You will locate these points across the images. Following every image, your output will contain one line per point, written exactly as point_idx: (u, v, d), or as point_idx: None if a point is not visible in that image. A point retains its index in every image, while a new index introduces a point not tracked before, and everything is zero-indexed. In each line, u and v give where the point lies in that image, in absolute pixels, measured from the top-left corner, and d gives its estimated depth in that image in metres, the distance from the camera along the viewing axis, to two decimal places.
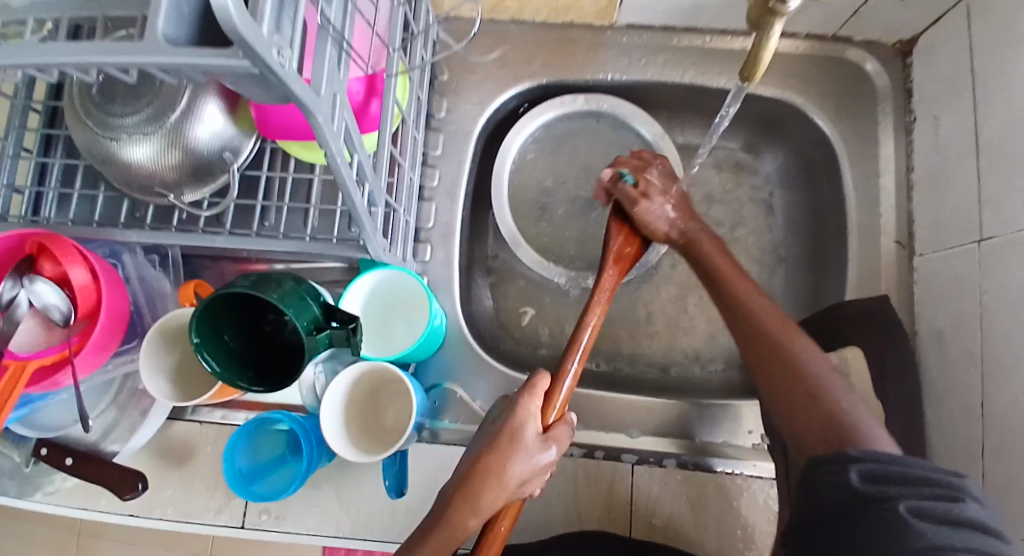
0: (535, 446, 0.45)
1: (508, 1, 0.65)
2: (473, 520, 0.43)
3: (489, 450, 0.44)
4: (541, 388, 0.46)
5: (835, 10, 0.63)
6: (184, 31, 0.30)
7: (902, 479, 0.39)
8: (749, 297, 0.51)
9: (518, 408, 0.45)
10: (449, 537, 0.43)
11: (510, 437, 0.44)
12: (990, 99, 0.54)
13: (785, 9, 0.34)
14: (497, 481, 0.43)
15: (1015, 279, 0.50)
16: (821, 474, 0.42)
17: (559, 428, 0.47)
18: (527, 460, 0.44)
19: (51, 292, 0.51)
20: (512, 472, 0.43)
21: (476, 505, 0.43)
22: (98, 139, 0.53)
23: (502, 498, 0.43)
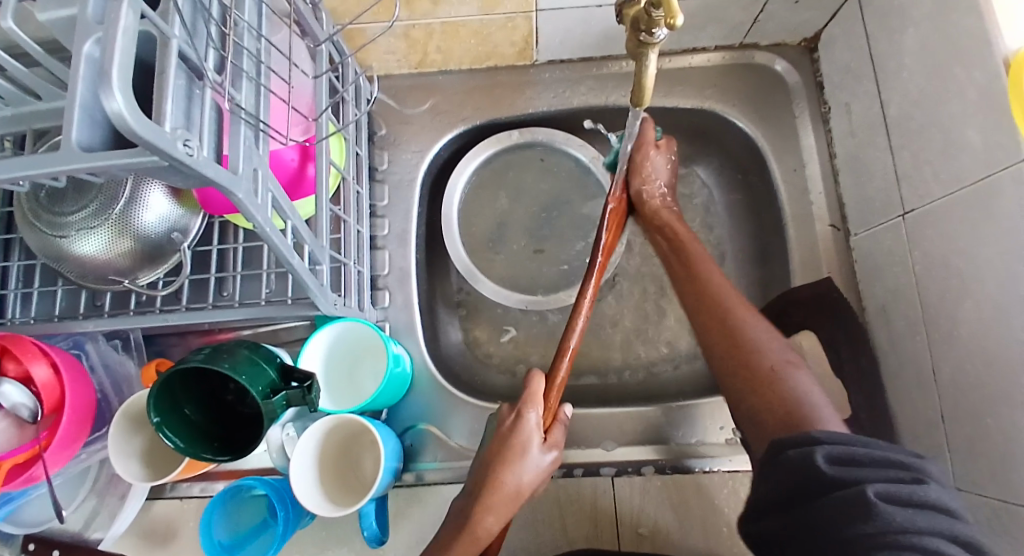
0: (539, 454, 0.51)
1: (432, 54, 0.69)
2: (494, 524, 0.49)
3: (498, 463, 0.50)
4: (538, 395, 0.52)
5: (736, 22, 0.66)
6: (99, 136, 0.32)
7: (864, 460, 0.41)
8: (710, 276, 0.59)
9: (523, 422, 0.51)
10: (473, 544, 0.48)
11: (518, 450, 0.50)
12: (890, 83, 0.58)
13: (656, 40, 0.37)
14: (511, 489, 0.49)
15: (940, 248, 0.52)
16: (785, 456, 0.44)
17: (555, 432, 0.53)
18: (532, 469, 0.50)
19: (18, 391, 0.52)
20: (521, 481, 0.50)
21: (495, 512, 0.49)
22: (49, 238, 0.55)
23: (513, 504, 0.49)
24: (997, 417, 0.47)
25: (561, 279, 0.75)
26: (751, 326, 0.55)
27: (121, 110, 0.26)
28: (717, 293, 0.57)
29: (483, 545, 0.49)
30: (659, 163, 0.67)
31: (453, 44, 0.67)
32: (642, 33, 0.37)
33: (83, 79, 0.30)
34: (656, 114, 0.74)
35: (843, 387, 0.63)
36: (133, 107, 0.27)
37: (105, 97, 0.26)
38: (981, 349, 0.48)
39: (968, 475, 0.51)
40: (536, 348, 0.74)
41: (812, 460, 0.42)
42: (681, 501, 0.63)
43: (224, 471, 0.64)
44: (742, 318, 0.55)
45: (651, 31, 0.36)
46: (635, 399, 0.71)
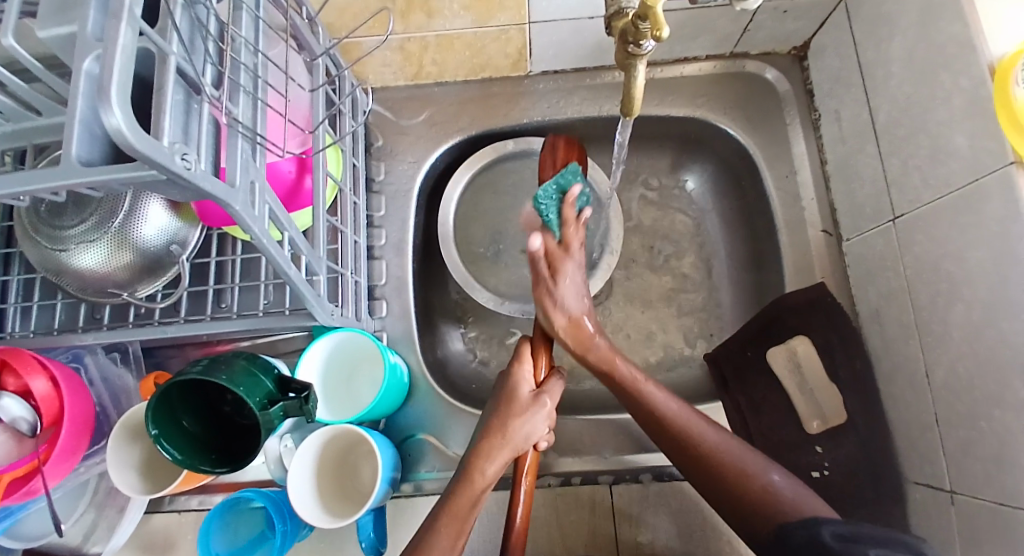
0: (530, 403, 0.54)
1: (427, 67, 0.69)
2: (490, 469, 0.50)
3: (497, 414, 0.53)
4: (526, 354, 0.58)
5: (726, 32, 0.67)
6: (98, 151, 0.33)
7: (868, 538, 0.40)
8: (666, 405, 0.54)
9: (510, 377, 0.56)
10: (472, 489, 0.49)
11: (508, 400, 0.54)
12: (879, 89, 0.59)
13: (644, 51, 0.38)
14: (505, 434, 0.51)
15: (931, 251, 0.53)
16: (792, 539, 0.44)
17: (550, 383, 0.56)
18: (527, 416, 0.53)
19: (16, 404, 0.52)
20: (513, 426, 0.52)
21: (490, 457, 0.51)
22: (49, 253, 0.55)
23: (508, 449, 0.51)
24: (991, 419, 0.48)
25: None
26: (705, 430, 0.52)
27: (120, 126, 0.27)
28: (663, 403, 0.54)
29: (484, 493, 0.50)
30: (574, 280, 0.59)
31: (449, 56, 0.68)
32: (630, 45, 0.38)
33: (83, 96, 0.31)
34: (649, 122, 0.75)
35: (839, 390, 0.63)
36: (132, 123, 0.28)
37: (104, 112, 0.27)
38: (974, 351, 0.49)
39: (964, 478, 0.51)
40: None
41: (818, 537, 0.42)
42: (678, 508, 0.63)
43: (222, 482, 0.64)
44: (696, 426, 0.52)
45: (639, 43, 0.37)
46: None
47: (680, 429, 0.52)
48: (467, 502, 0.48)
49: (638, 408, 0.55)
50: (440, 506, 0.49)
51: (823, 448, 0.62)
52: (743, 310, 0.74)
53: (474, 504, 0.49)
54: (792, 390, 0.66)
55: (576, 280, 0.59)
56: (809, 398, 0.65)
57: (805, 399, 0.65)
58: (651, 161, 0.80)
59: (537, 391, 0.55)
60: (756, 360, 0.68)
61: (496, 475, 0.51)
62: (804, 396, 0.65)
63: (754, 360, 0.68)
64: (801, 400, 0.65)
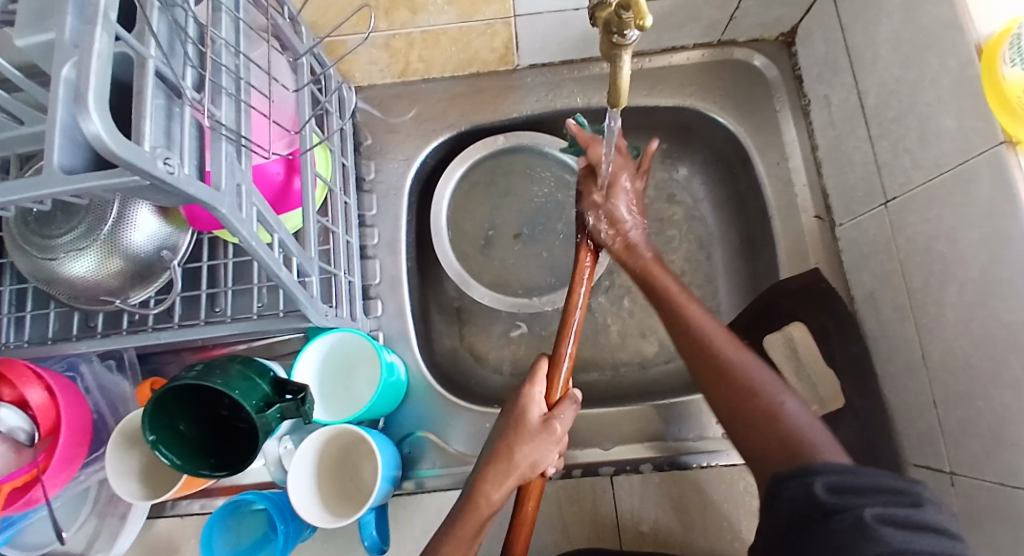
0: (538, 427, 0.51)
1: (414, 64, 0.69)
2: (496, 497, 0.49)
3: (504, 438, 0.51)
4: (540, 372, 0.54)
5: (713, 20, 0.67)
6: (82, 158, 0.33)
7: (863, 487, 0.39)
8: (697, 321, 0.54)
9: (521, 396, 0.53)
10: (475, 517, 0.49)
11: (515, 424, 0.51)
12: (867, 72, 0.58)
13: (629, 41, 0.38)
14: (509, 461, 0.50)
15: (924, 234, 0.53)
16: (784, 490, 0.42)
17: (562, 406, 0.53)
18: (534, 443, 0.50)
19: (13, 415, 0.52)
20: (519, 452, 0.50)
21: (494, 485, 0.49)
22: (39, 262, 0.55)
23: (514, 478, 0.49)
24: (987, 398, 0.48)
25: (552, 279, 0.76)
26: (733, 351, 0.51)
27: (99, 131, 0.27)
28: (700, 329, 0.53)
29: (489, 517, 0.50)
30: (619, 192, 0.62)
31: (435, 52, 0.67)
32: (615, 35, 0.38)
33: (63, 103, 0.31)
34: (638, 113, 0.74)
35: (835, 375, 0.63)
36: (111, 129, 0.27)
37: (83, 118, 0.27)
38: (968, 331, 0.49)
39: (963, 458, 0.51)
40: (529, 351, 0.75)
41: (810, 489, 0.40)
42: (680, 497, 0.63)
43: (224, 486, 0.64)
44: (721, 346, 0.52)
45: (624, 33, 0.37)
46: (630, 396, 0.72)
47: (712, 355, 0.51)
48: (470, 530, 0.49)
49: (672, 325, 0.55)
50: (446, 531, 0.49)
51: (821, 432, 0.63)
52: (739, 298, 0.74)
53: (477, 530, 0.49)
54: (789, 376, 0.66)
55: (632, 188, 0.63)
56: (806, 383, 0.65)
57: (802, 383, 0.65)
58: (643, 152, 0.80)
59: (548, 414, 0.52)
60: (752, 348, 0.68)
61: (500, 502, 0.50)
62: (801, 382, 0.66)
63: (751, 348, 0.68)
64: (798, 385, 0.66)
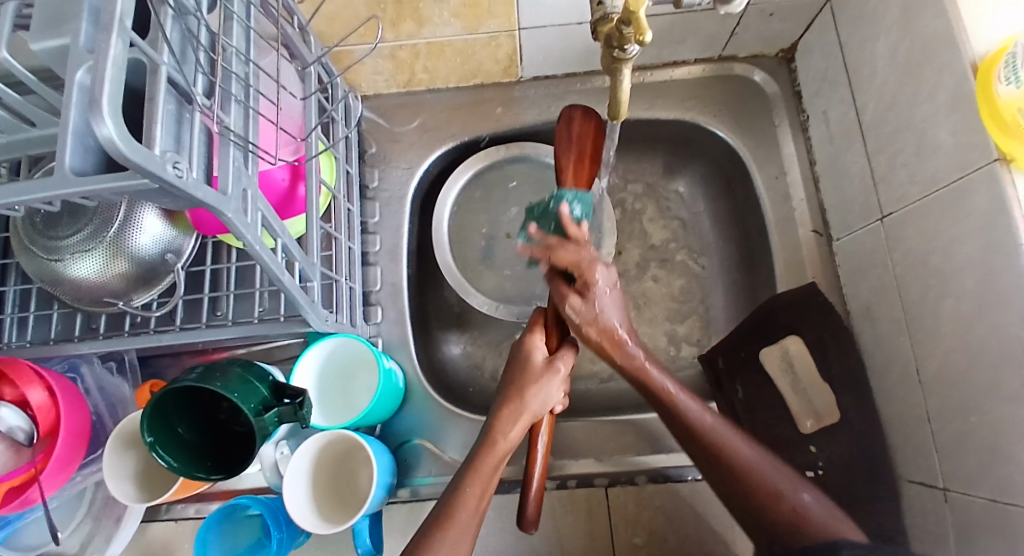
0: (543, 369, 0.54)
1: (419, 75, 0.70)
2: (513, 432, 0.51)
3: (513, 381, 0.54)
4: (539, 323, 0.58)
5: (714, 35, 0.68)
6: (92, 161, 0.34)
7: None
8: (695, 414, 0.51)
9: (523, 344, 0.56)
10: (495, 451, 0.50)
11: (521, 367, 0.55)
12: (864, 89, 0.59)
13: (629, 56, 0.39)
14: (521, 400, 0.52)
15: (920, 249, 0.54)
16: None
17: (564, 348, 0.56)
18: (541, 383, 0.53)
19: (12, 414, 0.53)
20: (529, 392, 0.53)
21: (507, 422, 0.51)
22: (45, 263, 0.56)
23: (528, 414, 0.52)
24: (982, 411, 0.48)
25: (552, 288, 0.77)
26: (738, 446, 0.50)
27: (112, 135, 0.27)
28: (701, 418, 0.51)
29: (505, 456, 0.51)
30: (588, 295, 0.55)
31: (440, 63, 0.68)
32: (615, 49, 0.39)
33: (76, 107, 0.32)
34: (639, 125, 0.75)
35: (831, 389, 0.63)
36: (124, 133, 0.28)
37: (97, 123, 0.27)
38: (964, 345, 0.49)
39: (958, 473, 0.51)
40: None
41: None
42: (675, 510, 0.63)
43: (220, 490, 0.64)
44: (728, 440, 0.50)
45: (623, 48, 0.38)
46: (628, 407, 0.72)
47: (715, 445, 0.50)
48: (492, 463, 0.49)
49: (668, 416, 0.53)
50: (466, 468, 0.50)
51: (817, 447, 0.63)
52: (737, 310, 0.75)
53: (498, 464, 0.50)
54: (786, 390, 0.67)
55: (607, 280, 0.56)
56: (802, 397, 0.65)
57: (798, 397, 0.66)
58: (643, 165, 0.80)
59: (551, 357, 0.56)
60: (750, 360, 0.68)
61: (518, 440, 0.52)
62: (797, 395, 0.66)
63: (749, 361, 0.68)
64: (794, 399, 0.66)
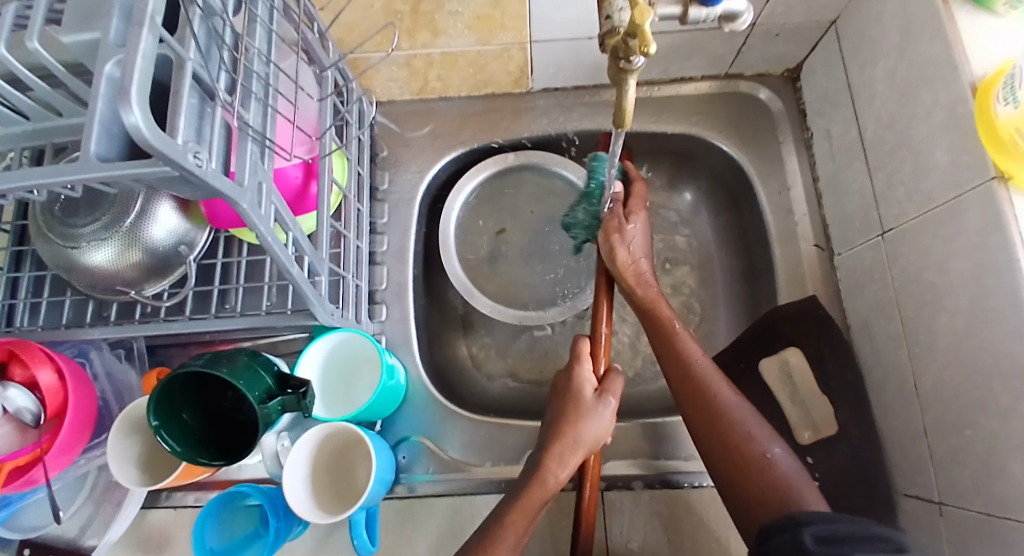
0: (594, 404, 0.56)
1: (431, 82, 0.72)
2: (563, 474, 0.53)
3: (564, 417, 0.55)
4: (585, 354, 0.59)
5: (720, 53, 0.70)
6: (115, 149, 0.35)
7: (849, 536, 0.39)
8: (692, 362, 0.56)
9: (574, 377, 0.58)
10: (544, 489, 0.53)
11: (573, 401, 0.56)
12: (866, 109, 0.61)
13: (635, 67, 0.40)
14: (575, 438, 0.54)
15: (917, 266, 0.54)
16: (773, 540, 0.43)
17: (610, 381, 0.58)
18: (590, 419, 0.55)
19: (22, 395, 0.54)
20: (581, 429, 0.54)
21: (562, 459, 0.53)
22: (61, 249, 0.57)
23: (579, 454, 0.54)
24: (976, 427, 0.49)
25: (555, 294, 0.78)
26: (725, 396, 0.54)
27: (138, 123, 0.29)
28: (694, 360, 0.56)
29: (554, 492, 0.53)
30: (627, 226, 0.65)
31: (452, 73, 0.70)
32: (622, 60, 0.40)
33: (103, 98, 0.33)
34: (646, 138, 0.77)
35: (829, 401, 0.64)
36: (149, 122, 0.29)
37: (124, 110, 0.29)
38: (960, 361, 0.50)
39: (953, 488, 0.52)
40: (529, 365, 0.76)
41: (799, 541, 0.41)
42: (670, 517, 0.63)
43: (220, 480, 0.65)
44: (717, 390, 0.54)
45: (629, 59, 0.39)
46: (626, 415, 0.72)
47: (700, 386, 0.55)
48: (538, 500, 0.52)
49: (670, 365, 0.58)
50: (513, 500, 0.53)
51: (813, 460, 0.62)
52: (738, 322, 0.76)
53: (544, 501, 0.53)
54: (784, 402, 0.66)
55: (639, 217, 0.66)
56: (801, 409, 0.65)
57: (797, 409, 0.66)
58: (648, 176, 0.82)
59: (599, 391, 0.57)
60: (748, 372, 0.69)
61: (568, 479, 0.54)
62: (796, 407, 0.66)
63: (748, 372, 0.69)
64: (792, 411, 0.66)
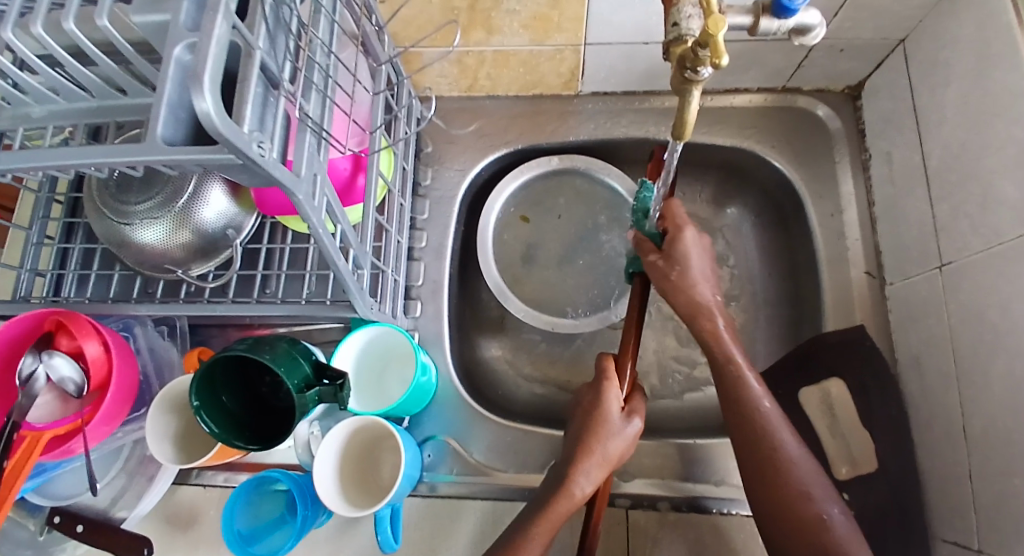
0: (620, 423, 0.55)
1: (481, 81, 0.72)
2: (586, 487, 0.52)
3: (590, 434, 0.54)
4: (613, 373, 0.58)
5: (779, 67, 0.68)
6: (180, 133, 0.36)
7: None
8: (755, 401, 0.53)
9: (603, 394, 0.56)
10: (570, 500, 0.52)
11: (601, 419, 0.55)
12: (931, 134, 0.58)
13: (701, 78, 0.39)
14: (599, 454, 0.53)
15: (975, 302, 0.52)
16: None
17: (636, 401, 0.57)
18: (614, 438, 0.54)
19: (67, 365, 0.56)
20: (607, 446, 0.54)
21: (587, 473, 0.53)
22: (113, 225, 0.59)
23: (601, 469, 0.53)
24: None
25: (590, 302, 0.77)
26: (786, 439, 0.51)
27: (208, 109, 0.29)
28: (757, 398, 0.53)
29: (580, 504, 0.52)
30: (692, 249, 0.58)
31: (502, 72, 0.70)
32: (688, 71, 0.39)
33: (172, 82, 0.34)
34: (694, 150, 0.75)
35: (871, 436, 0.61)
36: (219, 108, 0.30)
37: (196, 96, 0.29)
38: (1015, 405, 0.47)
39: (996, 537, 0.49)
40: (560, 372, 0.75)
41: None
42: (695, 541, 0.62)
43: (249, 462, 0.66)
44: (778, 434, 0.51)
45: (696, 70, 0.38)
46: (655, 432, 0.71)
47: (759, 427, 0.51)
48: (562, 511, 0.51)
49: (727, 397, 0.54)
50: (536, 511, 0.52)
51: (851, 494, 0.60)
52: (778, 343, 0.73)
53: (569, 512, 0.52)
54: (824, 432, 0.64)
55: (700, 243, 0.60)
56: (839, 442, 0.63)
57: (836, 441, 0.63)
58: (693, 189, 0.80)
59: (626, 411, 0.56)
60: (786, 398, 0.67)
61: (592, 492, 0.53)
62: (835, 439, 0.63)
63: (786, 398, 0.67)
64: (831, 443, 0.64)
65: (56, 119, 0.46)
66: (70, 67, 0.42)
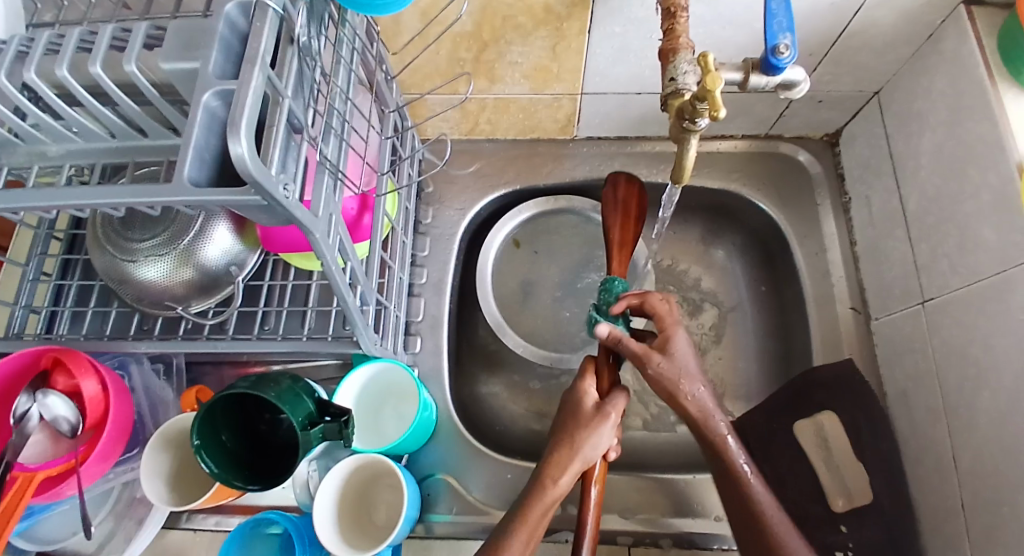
0: (593, 416, 0.55)
1: (482, 125, 0.75)
2: (563, 480, 0.52)
3: (568, 428, 0.55)
4: (591, 371, 0.59)
5: (763, 116, 0.72)
6: (204, 174, 0.37)
7: None
8: (761, 503, 0.52)
9: (575, 390, 0.58)
10: (544, 497, 0.51)
11: (574, 413, 0.56)
12: (908, 179, 0.62)
13: (698, 127, 0.42)
14: (569, 446, 0.53)
15: (958, 338, 0.55)
16: None
17: (615, 395, 0.57)
18: (594, 430, 0.54)
19: (62, 403, 0.55)
20: (581, 439, 0.53)
21: (559, 466, 0.52)
22: (116, 262, 0.59)
23: (578, 461, 0.52)
24: (1013, 506, 0.48)
25: (586, 337, 0.78)
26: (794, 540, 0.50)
27: (243, 153, 0.31)
28: (763, 500, 0.52)
29: (554, 502, 0.52)
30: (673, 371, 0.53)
31: (502, 117, 0.73)
32: (686, 121, 0.42)
33: (199, 126, 0.35)
34: (683, 192, 0.78)
35: (864, 469, 0.63)
36: (252, 152, 0.31)
37: (232, 140, 0.31)
38: (1000, 438, 0.50)
39: None
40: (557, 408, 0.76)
41: None
42: None
43: (241, 504, 0.65)
44: (786, 534, 0.50)
45: (694, 120, 0.41)
46: (652, 467, 0.72)
47: (766, 528, 0.51)
48: (539, 511, 0.51)
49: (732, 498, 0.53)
50: (512, 517, 0.51)
51: (847, 527, 0.61)
52: (769, 378, 0.75)
53: (545, 512, 0.51)
54: (819, 466, 0.65)
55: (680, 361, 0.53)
56: (835, 475, 0.64)
57: (831, 475, 0.64)
58: (685, 229, 0.83)
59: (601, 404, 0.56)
60: (780, 434, 0.68)
61: (567, 487, 0.52)
62: (830, 472, 0.65)
63: (781, 432, 0.68)
64: (826, 476, 0.65)
65: (74, 158, 0.47)
66: (92, 110, 0.44)
